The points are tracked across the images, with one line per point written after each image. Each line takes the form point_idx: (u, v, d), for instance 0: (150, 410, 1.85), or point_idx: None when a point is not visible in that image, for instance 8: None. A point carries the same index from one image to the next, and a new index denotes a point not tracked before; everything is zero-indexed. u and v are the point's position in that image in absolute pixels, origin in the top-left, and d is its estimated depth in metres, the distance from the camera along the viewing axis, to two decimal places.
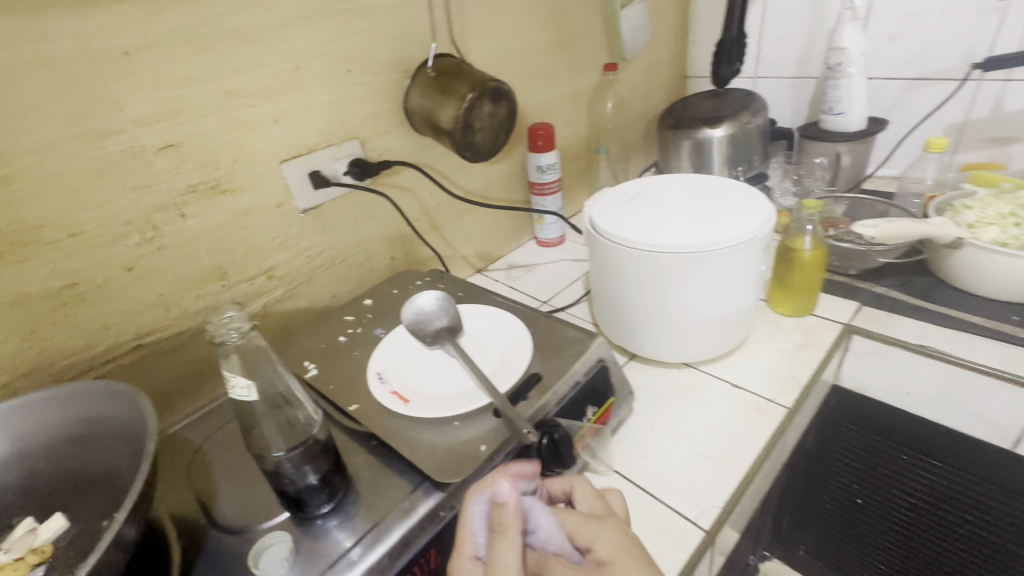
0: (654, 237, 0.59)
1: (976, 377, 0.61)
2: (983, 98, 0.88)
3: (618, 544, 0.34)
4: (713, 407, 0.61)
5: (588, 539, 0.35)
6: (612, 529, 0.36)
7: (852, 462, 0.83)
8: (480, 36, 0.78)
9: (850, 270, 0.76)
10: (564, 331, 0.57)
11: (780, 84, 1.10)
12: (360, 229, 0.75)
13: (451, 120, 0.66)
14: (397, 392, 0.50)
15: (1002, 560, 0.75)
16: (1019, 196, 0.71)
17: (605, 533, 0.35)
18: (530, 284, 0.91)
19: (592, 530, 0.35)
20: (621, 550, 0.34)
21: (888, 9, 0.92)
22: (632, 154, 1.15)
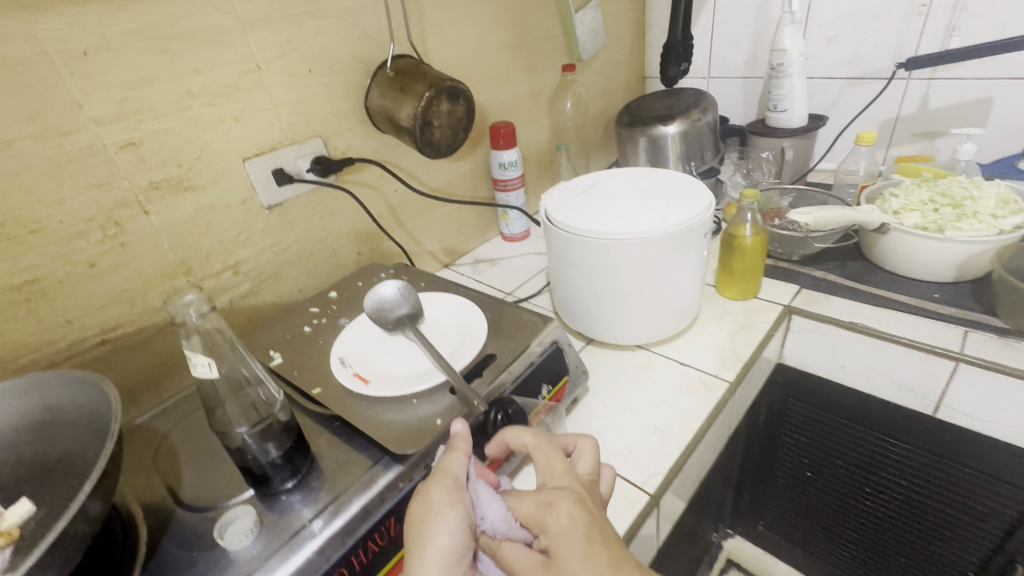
0: (602, 225, 0.62)
1: (899, 349, 0.67)
2: (912, 96, 0.96)
3: (561, 534, 0.35)
4: (662, 384, 0.65)
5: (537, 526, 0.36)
6: (559, 516, 0.36)
7: (800, 437, 0.88)
8: (439, 38, 0.81)
9: (793, 256, 0.82)
10: (521, 316, 0.60)
11: (731, 83, 1.16)
12: (325, 225, 0.77)
13: (410, 117, 0.69)
14: (358, 374, 0.52)
15: (933, 523, 0.80)
16: (938, 184, 0.78)
17: (554, 523, 0.35)
18: (495, 277, 0.94)
19: (540, 517, 0.36)
20: (564, 540, 0.35)
21: (824, 13, 0.99)
22: (593, 152, 1.20)
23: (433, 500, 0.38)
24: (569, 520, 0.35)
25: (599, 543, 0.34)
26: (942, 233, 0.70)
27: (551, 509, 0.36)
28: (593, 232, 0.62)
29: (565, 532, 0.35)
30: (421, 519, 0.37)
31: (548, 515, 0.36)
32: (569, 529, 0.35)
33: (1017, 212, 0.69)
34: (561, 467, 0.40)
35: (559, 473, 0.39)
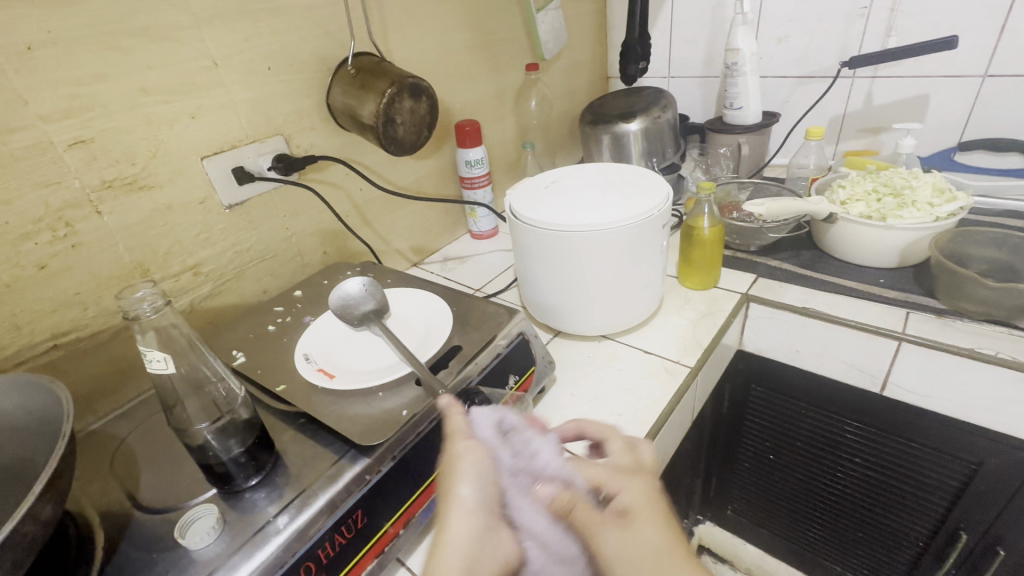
0: (565, 217, 0.64)
1: (848, 331, 0.70)
2: (857, 93, 1.01)
3: (643, 499, 0.37)
4: (626, 371, 0.67)
5: (613, 486, 0.37)
6: (644, 484, 0.38)
7: (764, 421, 0.91)
8: (401, 37, 0.82)
9: (751, 247, 0.86)
10: (486, 309, 0.61)
11: (690, 83, 1.20)
12: (289, 224, 0.76)
13: (373, 114, 0.69)
14: (323, 368, 0.52)
15: (885, 499, 0.84)
16: (881, 175, 0.82)
17: (637, 489, 0.37)
18: (465, 274, 0.95)
19: (618, 480, 0.38)
20: (644, 508, 0.36)
21: (774, 16, 1.03)
22: (559, 150, 1.22)
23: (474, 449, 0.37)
24: (650, 491, 0.38)
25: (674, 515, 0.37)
26: (885, 221, 0.74)
27: (632, 477, 0.38)
28: (557, 224, 0.63)
29: (645, 498, 0.37)
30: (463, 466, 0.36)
31: (631, 479, 0.38)
32: (644, 498, 0.37)
33: (951, 200, 0.74)
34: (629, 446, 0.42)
35: (627, 448, 0.41)
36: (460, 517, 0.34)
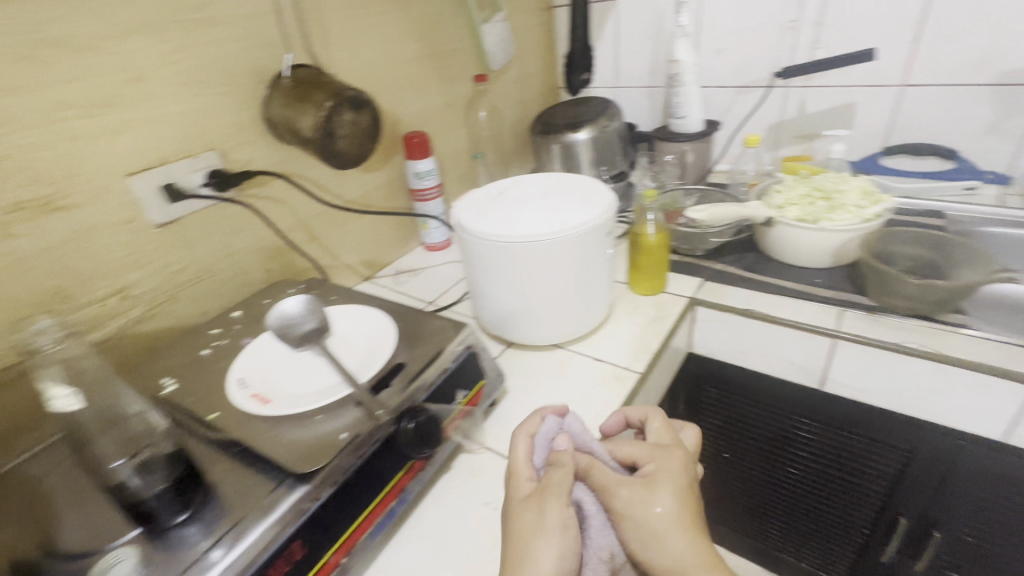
0: (513, 230, 0.64)
1: (788, 331, 0.73)
2: (791, 102, 1.06)
3: (668, 470, 0.45)
4: (578, 380, 0.67)
5: (647, 458, 0.47)
6: (674, 457, 0.47)
7: (718, 421, 0.94)
8: (344, 48, 0.80)
9: (697, 251, 0.87)
10: (431, 323, 0.60)
11: (637, 92, 1.23)
12: (229, 242, 0.73)
13: (312, 128, 0.68)
14: (258, 394, 0.50)
15: (831, 490, 0.87)
16: (813, 179, 0.86)
17: (665, 458, 0.46)
18: (418, 287, 0.94)
19: (651, 453, 0.47)
20: (667, 473, 0.45)
21: (712, 28, 1.07)
22: (511, 160, 1.23)
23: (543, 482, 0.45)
24: (677, 462, 0.46)
25: (691, 490, 0.45)
26: (819, 224, 0.78)
27: (664, 451, 0.47)
28: (504, 237, 0.63)
29: (673, 466, 0.46)
30: (539, 499, 0.44)
31: (663, 452, 0.47)
32: (671, 470, 0.45)
33: (876, 202, 0.79)
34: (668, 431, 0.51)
35: (662, 430, 0.51)
36: (542, 537, 0.42)
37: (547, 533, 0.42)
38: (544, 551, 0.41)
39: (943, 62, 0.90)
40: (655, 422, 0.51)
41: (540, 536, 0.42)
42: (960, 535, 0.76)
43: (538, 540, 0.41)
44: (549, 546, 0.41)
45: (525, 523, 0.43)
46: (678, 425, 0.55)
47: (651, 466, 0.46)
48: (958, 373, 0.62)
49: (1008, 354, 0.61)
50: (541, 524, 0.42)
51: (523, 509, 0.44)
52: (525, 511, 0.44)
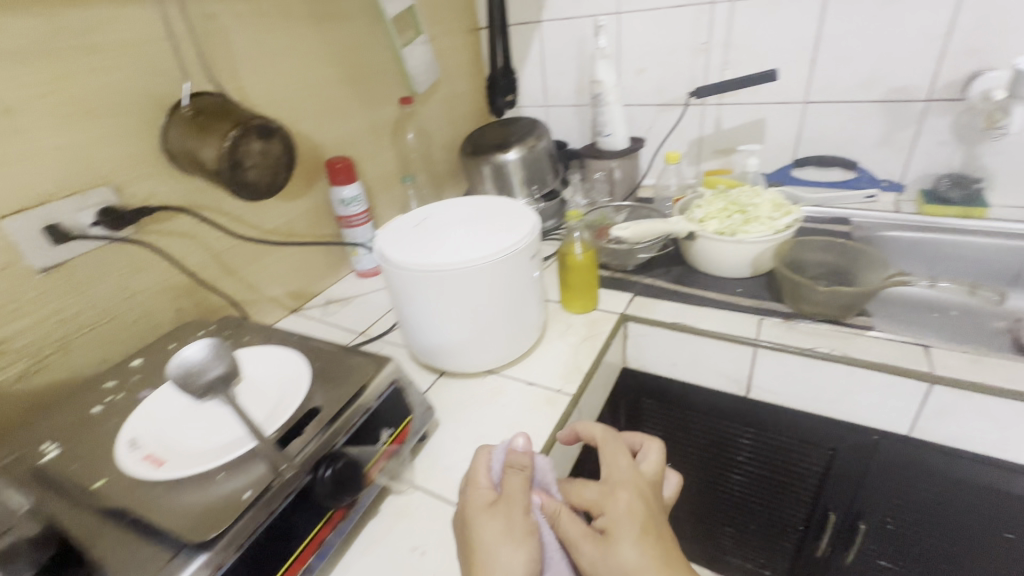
0: (437, 258, 0.62)
1: (713, 341, 0.75)
2: (708, 119, 1.11)
3: (621, 513, 0.44)
4: (511, 406, 0.66)
5: (600, 504, 0.46)
6: (617, 501, 0.45)
7: (659, 432, 0.95)
8: (253, 74, 0.77)
9: (626, 266, 0.90)
10: (350, 360, 0.58)
11: (565, 111, 1.26)
12: (129, 283, 0.67)
13: (215, 159, 0.64)
14: (151, 455, 0.45)
15: (767, 490, 0.90)
16: (731, 194, 0.90)
17: (609, 505, 0.45)
18: (349, 317, 0.90)
19: (602, 501, 0.46)
20: (620, 520, 0.44)
21: (631, 50, 1.11)
22: (444, 181, 1.22)
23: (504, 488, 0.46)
24: (623, 507, 0.45)
25: (649, 526, 0.44)
26: (736, 236, 0.81)
27: (611, 495, 0.46)
28: (428, 266, 0.61)
29: (617, 512, 0.44)
30: (501, 505, 0.45)
31: (610, 497, 0.46)
32: (622, 513, 0.44)
33: (787, 213, 0.83)
34: (624, 461, 0.49)
35: (616, 458, 0.49)
36: (507, 539, 0.42)
37: (512, 536, 0.43)
38: (511, 552, 0.42)
39: (839, 81, 0.97)
40: (606, 450, 0.50)
41: (506, 540, 0.42)
42: (881, 523, 0.80)
43: (503, 544, 0.42)
44: (514, 547, 0.42)
45: (489, 530, 0.43)
46: (642, 442, 0.54)
47: (601, 518, 0.45)
48: (865, 374, 0.66)
49: (907, 353, 0.65)
50: (505, 528, 0.43)
51: (483, 516, 0.45)
52: (488, 518, 0.44)
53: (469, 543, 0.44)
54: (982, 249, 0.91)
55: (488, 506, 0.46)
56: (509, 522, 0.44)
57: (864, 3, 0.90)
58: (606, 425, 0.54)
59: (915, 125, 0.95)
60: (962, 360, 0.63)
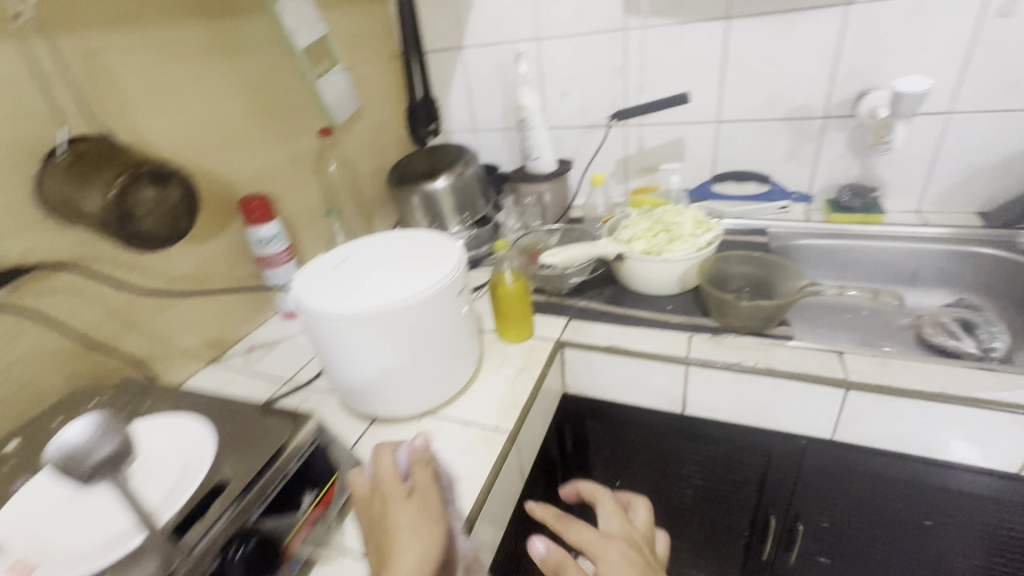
0: (362, 301, 0.59)
1: (647, 362, 0.76)
2: (631, 139, 1.15)
3: (617, 558, 0.48)
4: (447, 450, 0.64)
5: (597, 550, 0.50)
6: (611, 551, 0.49)
7: (605, 452, 0.95)
8: (149, 113, 0.71)
9: (559, 290, 0.90)
10: (265, 422, 0.53)
11: (494, 135, 1.26)
12: (3, 353, 0.59)
13: (100, 209, 0.58)
14: (20, 560, 0.40)
15: (712, 500, 0.92)
16: (655, 212, 0.92)
17: (605, 552, 0.49)
18: (274, 364, 0.84)
19: (597, 544, 0.50)
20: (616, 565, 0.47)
21: (553, 74, 1.13)
22: (373, 211, 1.18)
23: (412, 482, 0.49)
24: (619, 555, 0.48)
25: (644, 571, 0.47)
26: (662, 255, 0.83)
27: (607, 542, 0.50)
28: (353, 310, 0.58)
29: (612, 561, 0.48)
30: (411, 496, 0.48)
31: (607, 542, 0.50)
32: (618, 561, 0.48)
33: (708, 230, 0.86)
34: (617, 517, 0.54)
35: (611, 514, 0.54)
36: (415, 524, 0.45)
37: (420, 521, 0.45)
38: (417, 536, 0.44)
39: (746, 101, 1.03)
40: (604, 504, 0.55)
41: (411, 527, 0.45)
42: (817, 523, 0.84)
43: (409, 530, 0.44)
44: (421, 532, 0.44)
45: (398, 517, 0.45)
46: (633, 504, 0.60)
47: (597, 564, 0.48)
48: (788, 385, 0.68)
49: (824, 361, 0.69)
50: (413, 515, 0.46)
51: (393, 505, 0.47)
52: (398, 505, 0.46)
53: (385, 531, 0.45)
54: (883, 253, 0.99)
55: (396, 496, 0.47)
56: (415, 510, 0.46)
57: (761, 29, 0.96)
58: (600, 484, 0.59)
59: (816, 140, 1.02)
60: (872, 364, 0.67)
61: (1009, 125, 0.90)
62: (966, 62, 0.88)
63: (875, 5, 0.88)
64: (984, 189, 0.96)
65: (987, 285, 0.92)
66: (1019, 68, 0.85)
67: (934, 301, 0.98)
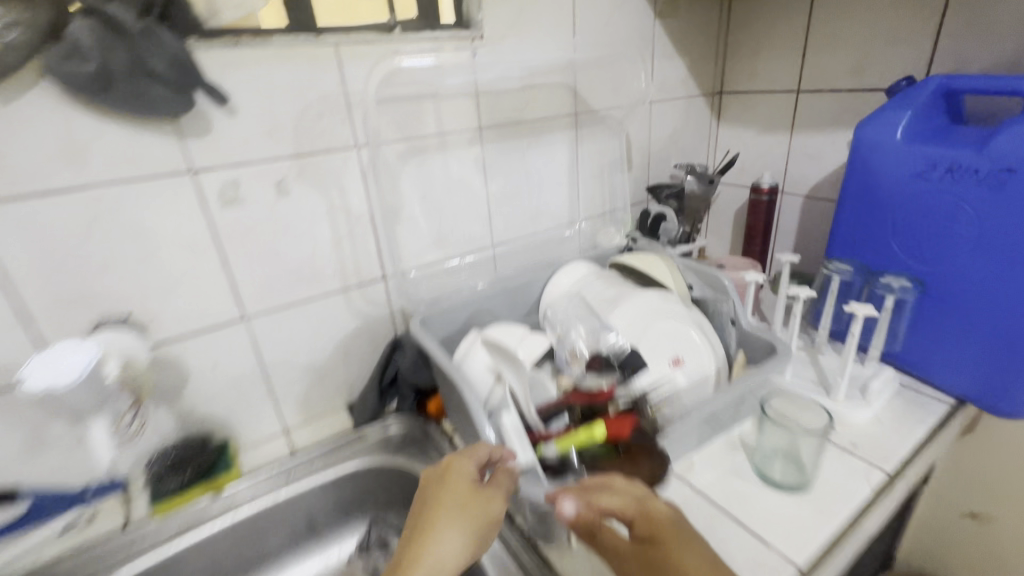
0: None
1: None
2: None
3: (654, 518, 0.43)
4: None
5: (632, 515, 0.44)
6: (659, 504, 0.45)
7: None
8: None
9: None
10: None
11: None
12: None
13: None
14: None
15: None
16: None
17: (683, 552, 0.41)
18: None
19: (637, 508, 0.44)
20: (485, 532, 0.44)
21: None
22: None
23: (477, 490, 0.45)
24: (654, 512, 0.44)
25: (655, 532, 0.43)
26: None
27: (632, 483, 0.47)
28: None
29: (660, 516, 0.43)
30: (476, 498, 0.45)
31: (632, 494, 0.45)
32: (629, 508, 0.44)
33: None
34: (646, 511, 0.44)
35: (621, 501, 0.45)
36: (458, 519, 0.43)
37: (465, 521, 0.43)
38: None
39: None
40: (614, 500, 0.45)
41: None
42: None
43: (447, 535, 0.42)
44: (465, 545, 0.42)
45: (437, 513, 0.43)
46: (642, 509, 0.44)
47: (640, 526, 0.43)
48: None
49: None
50: (455, 516, 0.43)
51: (435, 486, 0.46)
52: (440, 490, 0.45)
53: (413, 511, 0.46)
54: (256, 523, 0.66)
55: (438, 481, 0.47)
56: (465, 509, 0.44)
57: None
58: (625, 494, 0.45)
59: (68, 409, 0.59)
60: None
61: (320, 314, 0.73)
62: (224, 260, 0.64)
63: (22, 202, 0.51)
64: (340, 381, 0.79)
65: (384, 498, 0.74)
66: (289, 257, 0.68)
67: (350, 539, 0.73)
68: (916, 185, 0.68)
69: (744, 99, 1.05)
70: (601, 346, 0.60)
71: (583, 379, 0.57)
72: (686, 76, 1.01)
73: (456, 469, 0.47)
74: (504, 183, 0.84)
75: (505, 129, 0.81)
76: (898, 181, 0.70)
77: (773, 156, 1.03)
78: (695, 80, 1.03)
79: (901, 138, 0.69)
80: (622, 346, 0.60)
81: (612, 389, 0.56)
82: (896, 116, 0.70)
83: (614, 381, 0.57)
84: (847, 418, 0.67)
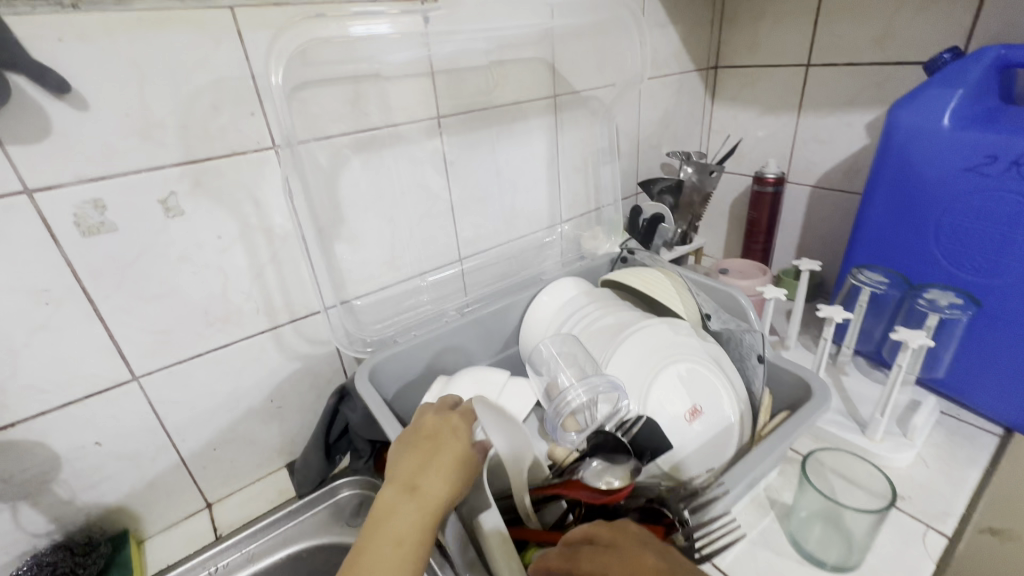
0: None
1: None
2: None
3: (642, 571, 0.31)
4: None
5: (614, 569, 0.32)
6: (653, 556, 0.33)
7: None
8: None
9: None
10: None
11: None
12: None
13: None
14: None
15: None
16: None
17: None
18: None
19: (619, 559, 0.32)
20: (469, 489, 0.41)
21: None
22: None
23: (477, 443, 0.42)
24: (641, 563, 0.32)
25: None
26: None
27: (624, 530, 0.35)
28: None
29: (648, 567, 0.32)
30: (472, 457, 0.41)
31: (621, 550, 0.33)
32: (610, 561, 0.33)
33: None
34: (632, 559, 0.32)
35: (600, 556, 0.33)
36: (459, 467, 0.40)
37: (465, 471, 0.40)
38: (419, 512, 0.37)
39: None
40: (589, 552, 0.34)
41: (413, 511, 0.37)
42: None
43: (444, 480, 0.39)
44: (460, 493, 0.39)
45: (437, 455, 0.40)
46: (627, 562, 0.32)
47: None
48: None
49: None
50: (453, 465, 0.39)
51: (434, 431, 0.42)
52: (439, 437, 0.41)
53: (407, 439, 0.41)
54: None
55: (436, 426, 0.42)
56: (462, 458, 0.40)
57: None
58: (605, 544, 0.34)
59: None
60: None
61: (242, 363, 0.58)
62: (95, 308, 0.47)
63: None
64: (277, 438, 0.64)
65: None
66: (192, 295, 0.52)
67: None
68: (970, 183, 0.56)
69: (743, 77, 0.92)
70: (611, 413, 0.47)
71: (588, 465, 0.45)
72: (678, 50, 0.87)
73: (461, 417, 0.43)
74: (469, 184, 0.69)
75: (467, 119, 0.66)
76: (946, 174, 0.58)
77: (776, 141, 0.90)
78: (687, 54, 0.89)
79: (948, 126, 0.57)
80: (637, 416, 0.47)
81: (628, 489, 0.42)
82: (942, 95, 0.57)
83: (630, 470, 0.44)
84: (887, 462, 0.57)
